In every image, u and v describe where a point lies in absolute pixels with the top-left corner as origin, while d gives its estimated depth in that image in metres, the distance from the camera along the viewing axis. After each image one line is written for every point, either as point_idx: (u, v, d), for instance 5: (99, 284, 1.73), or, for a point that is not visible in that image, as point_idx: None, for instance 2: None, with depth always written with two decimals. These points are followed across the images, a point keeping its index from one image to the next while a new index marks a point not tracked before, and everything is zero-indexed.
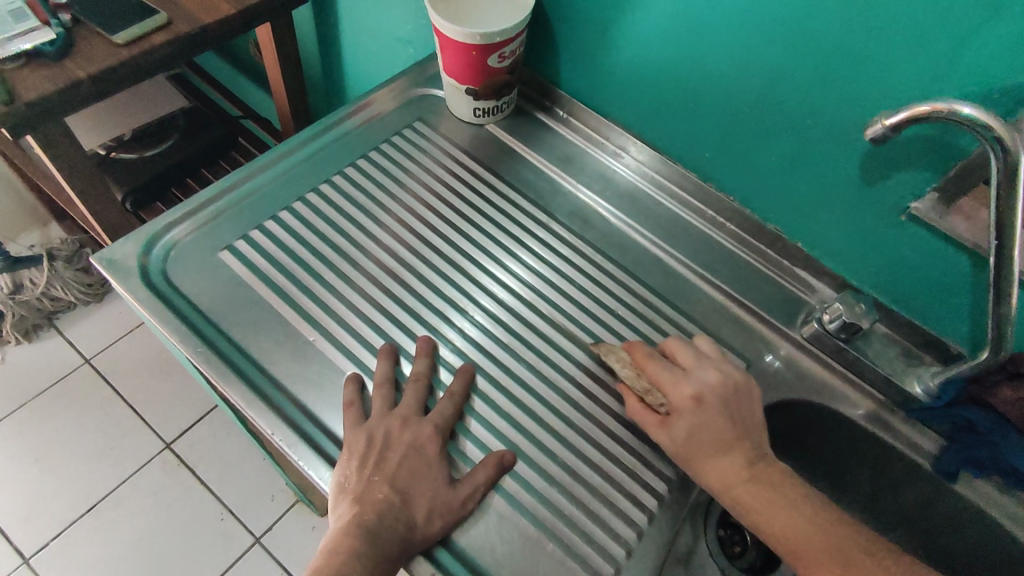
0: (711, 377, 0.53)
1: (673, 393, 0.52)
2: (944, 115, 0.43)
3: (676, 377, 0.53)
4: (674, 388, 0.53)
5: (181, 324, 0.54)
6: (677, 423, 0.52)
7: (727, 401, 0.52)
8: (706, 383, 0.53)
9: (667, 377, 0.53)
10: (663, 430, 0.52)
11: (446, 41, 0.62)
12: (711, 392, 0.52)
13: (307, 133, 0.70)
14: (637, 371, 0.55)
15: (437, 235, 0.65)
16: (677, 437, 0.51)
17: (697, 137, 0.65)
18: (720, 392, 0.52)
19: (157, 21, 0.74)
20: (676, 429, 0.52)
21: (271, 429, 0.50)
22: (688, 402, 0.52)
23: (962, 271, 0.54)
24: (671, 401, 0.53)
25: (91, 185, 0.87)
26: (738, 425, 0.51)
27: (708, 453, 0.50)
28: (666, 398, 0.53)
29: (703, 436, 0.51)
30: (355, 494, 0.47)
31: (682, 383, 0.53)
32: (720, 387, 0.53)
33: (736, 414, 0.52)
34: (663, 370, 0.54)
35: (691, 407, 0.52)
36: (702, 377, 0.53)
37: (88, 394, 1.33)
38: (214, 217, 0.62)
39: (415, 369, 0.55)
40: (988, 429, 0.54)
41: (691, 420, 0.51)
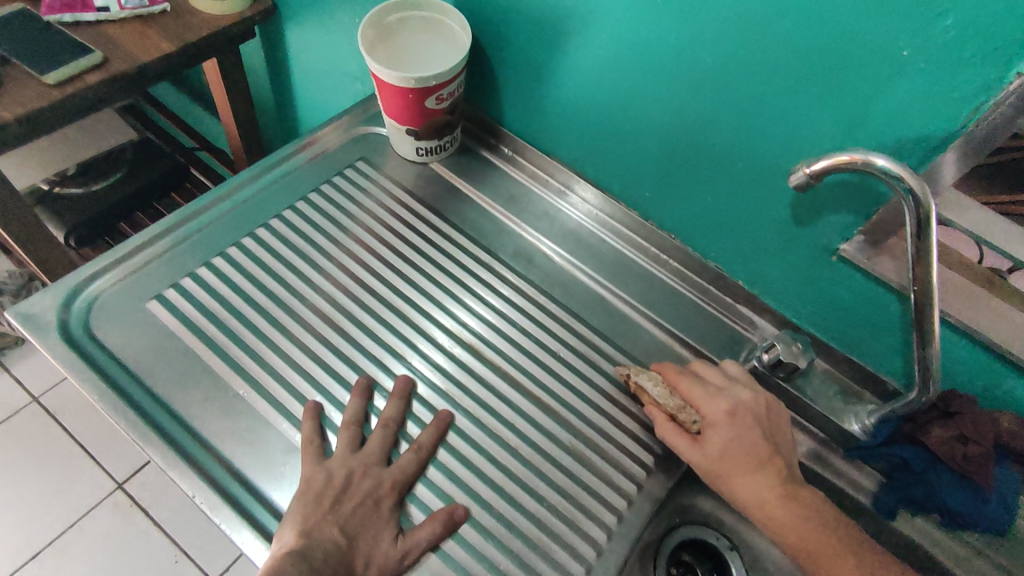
0: (744, 395, 0.55)
1: (708, 409, 0.54)
2: (859, 166, 0.43)
3: (710, 393, 0.55)
4: (709, 404, 0.55)
5: (100, 380, 0.52)
6: (711, 438, 0.53)
7: (759, 417, 0.54)
8: (741, 401, 0.55)
9: (701, 395, 0.55)
10: (695, 446, 0.53)
11: (382, 84, 0.62)
12: (744, 407, 0.54)
13: (248, 175, 0.68)
14: (669, 390, 0.57)
15: (377, 278, 0.64)
16: (711, 453, 0.53)
17: (637, 177, 0.65)
18: (753, 409, 0.54)
19: (92, 60, 0.72)
20: (708, 445, 0.53)
21: (193, 491, 0.49)
22: (723, 417, 0.53)
23: (890, 310, 0.55)
24: (705, 417, 0.54)
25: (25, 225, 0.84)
26: (772, 441, 0.53)
27: (752, 467, 0.51)
28: (699, 415, 0.55)
29: (736, 450, 0.52)
30: (306, 528, 0.47)
31: (717, 398, 0.55)
32: (752, 404, 0.54)
33: (772, 430, 0.54)
34: (696, 387, 0.56)
35: (724, 421, 0.53)
36: (735, 394, 0.55)
37: (35, 434, 1.27)
38: (142, 266, 0.60)
39: (347, 412, 0.54)
40: (921, 468, 0.54)
41: (727, 432, 0.53)
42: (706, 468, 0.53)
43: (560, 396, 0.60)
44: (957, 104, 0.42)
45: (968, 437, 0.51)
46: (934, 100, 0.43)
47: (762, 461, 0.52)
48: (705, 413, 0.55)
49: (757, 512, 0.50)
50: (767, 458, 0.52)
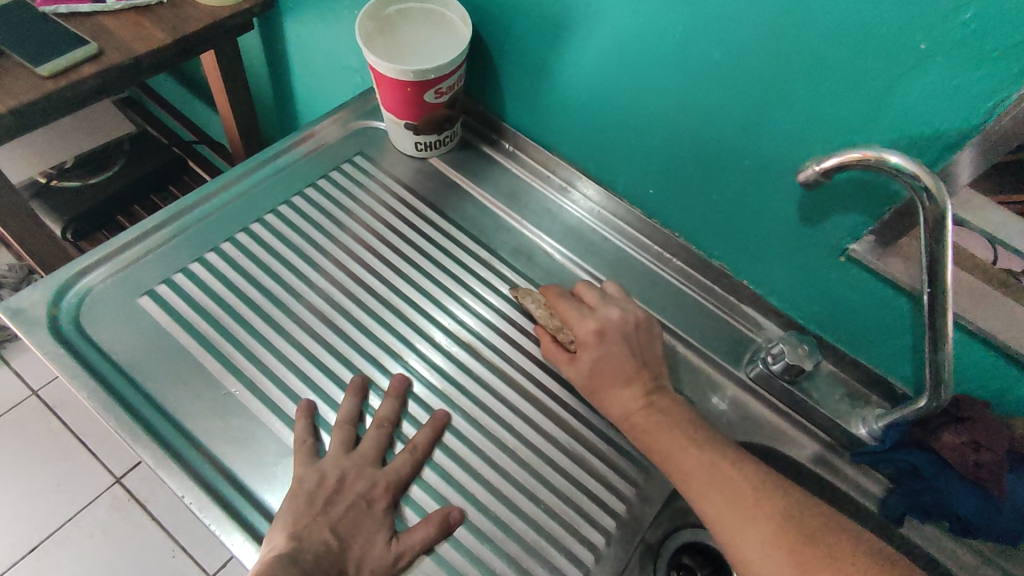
0: (613, 313, 0.57)
1: (579, 330, 0.56)
2: (871, 164, 0.42)
3: (581, 314, 0.57)
4: (580, 323, 0.56)
5: (88, 376, 0.51)
6: (584, 357, 0.55)
7: (627, 335, 0.56)
8: (610, 320, 0.56)
9: (574, 316, 0.57)
10: (571, 364, 0.56)
11: (380, 77, 0.60)
12: (612, 327, 0.56)
13: (244, 168, 0.67)
14: (550, 312, 0.59)
15: (374, 275, 0.63)
16: (583, 370, 0.55)
17: (640, 173, 0.64)
18: (623, 328, 0.56)
19: (86, 52, 0.71)
20: (581, 362, 0.55)
21: (182, 491, 0.48)
22: (590, 336, 0.55)
23: (900, 312, 0.53)
24: (578, 336, 0.56)
25: None
26: (641, 357, 0.55)
27: (619, 383, 0.54)
28: (574, 335, 0.57)
29: (606, 367, 0.54)
30: (296, 530, 0.46)
31: (588, 319, 0.56)
32: (619, 323, 0.56)
33: (640, 346, 0.56)
34: (571, 308, 0.57)
35: (593, 340, 0.55)
36: (606, 314, 0.57)
37: (33, 428, 1.27)
38: (135, 262, 0.59)
39: (341, 413, 0.53)
40: (930, 474, 0.53)
41: (594, 352, 0.55)
42: (582, 384, 0.55)
43: (560, 397, 0.58)
44: (975, 99, 0.41)
45: (981, 443, 0.49)
46: (950, 95, 0.42)
47: (632, 374, 0.54)
48: (577, 333, 0.56)
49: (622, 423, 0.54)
50: (635, 372, 0.55)
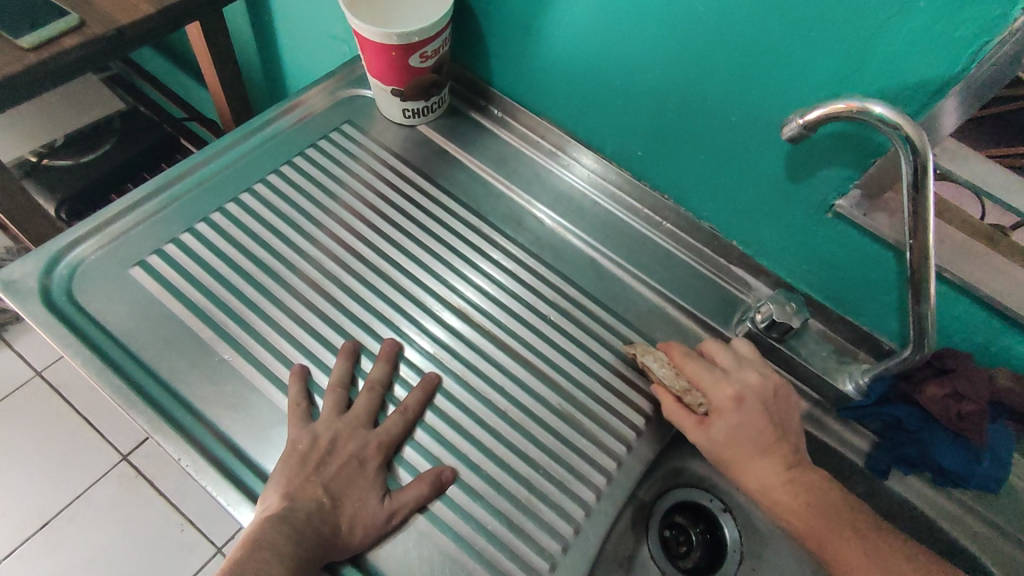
0: (750, 377, 0.54)
1: (716, 395, 0.53)
2: (854, 114, 0.42)
3: (717, 377, 0.54)
4: (715, 387, 0.54)
5: (82, 344, 0.51)
6: (718, 423, 0.53)
7: (768, 403, 0.53)
8: (747, 384, 0.54)
9: (707, 379, 0.54)
10: (700, 429, 0.53)
11: (364, 42, 0.60)
12: (751, 392, 0.53)
13: (232, 139, 0.67)
14: (675, 372, 0.56)
15: (364, 243, 0.64)
16: (716, 437, 0.53)
17: (630, 135, 0.63)
18: (761, 393, 0.53)
19: (68, 23, 0.70)
20: (714, 429, 0.53)
21: (178, 455, 0.48)
22: (729, 401, 0.53)
23: (886, 267, 0.54)
24: (712, 402, 0.53)
25: None
26: (781, 428, 0.53)
27: (758, 453, 0.52)
28: (706, 399, 0.54)
29: (743, 437, 0.52)
30: (289, 490, 0.47)
31: (724, 383, 0.54)
32: (759, 388, 0.54)
33: (780, 414, 0.54)
34: (702, 370, 0.55)
35: (731, 406, 0.53)
36: (742, 378, 0.54)
37: (39, 408, 1.29)
38: (125, 232, 0.59)
39: (335, 376, 0.54)
40: (915, 427, 0.53)
41: (732, 418, 0.52)
42: (712, 451, 0.53)
43: (550, 358, 0.59)
44: (960, 45, 0.40)
45: (964, 394, 0.50)
46: (935, 42, 0.41)
47: (771, 444, 0.52)
48: (712, 398, 0.54)
49: (758, 495, 0.51)
50: (776, 443, 0.52)
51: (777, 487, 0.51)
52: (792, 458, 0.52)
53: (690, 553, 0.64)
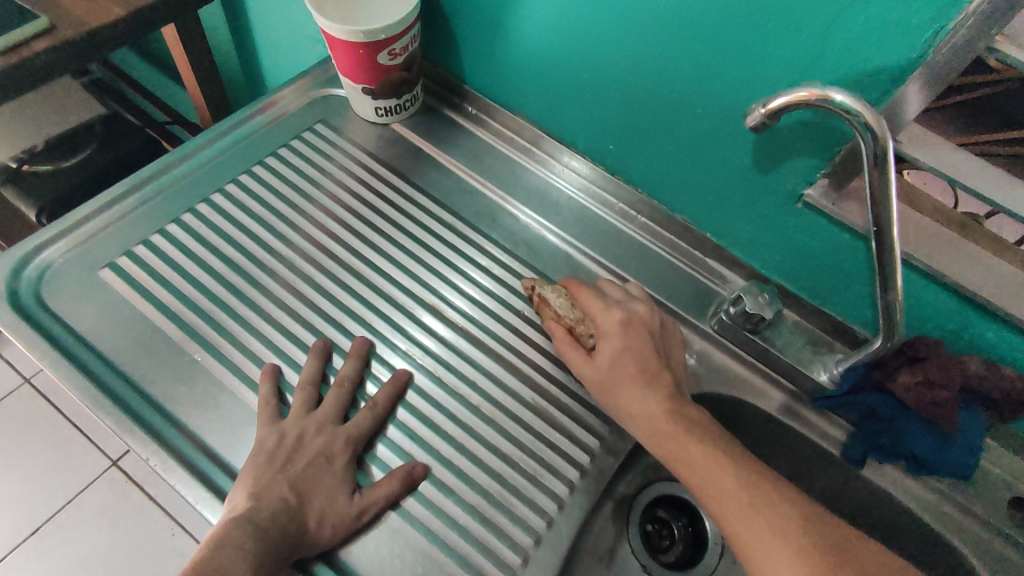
0: (639, 308, 0.56)
1: (603, 321, 0.55)
2: (814, 102, 0.42)
3: (606, 307, 0.56)
4: (604, 316, 0.55)
5: (48, 346, 0.51)
6: (604, 352, 0.54)
7: (651, 331, 0.55)
8: (635, 313, 0.56)
9: (597, 307, 0.56)
10: (587, 360, 0.54)
11: (331, 40, 0.60)
12: (637, 320, 0.55)
13: (203, 139, 0.67)
14: (571, 303, 0.57)
15: (336, 241, 0.63)
16: (602, 365, 0.53)
17: (601, 129, 0.63)
18: (647, 322, 0.55)
19: (38, 28, 0.70)
20: (600, 358, 0.54)
21: (148, 455, 0.48)
22: (614, 327, 0.54)
23: (856, 255, 0.54)
24: (600, 330, 0.55)
25: None
26: (664, 358, 0.54)
27: (641, 382, 0.52)
28: (596, 329, 0.55)
29: (628, 362, 0.53)
30: (254, 489, 0.46)
31: (613, 309, 0.55)
32: (646, 318, 0.55)
33: (664, 346, 0.55)
34: (594, 300, 0.56)
35: (617, 331, 0.54)
36: (630, 308, 0.56)
37: (27, 416, 1.28)
38: (95, 235, 0.59)
39: (304, 375, 0.54)
40: (889, 416, 0.53)
41: (619, 343, 0.53)
42: (596, 378, 0.53)
43: (523, 353, 0.59)
44: (917, 31, 0.40)
45: (935, 381, 0.50)
46: (892, 28, 0.41)
47: (653, 375, 0.53)
48: (600, 325, 0.55)
49: (636, 420, 0.51)
50: (658, 373, 0.53)
51: (658, 419, 0.50)
52: (676, 392, 0.52)
53: (671, 548, 0.64)
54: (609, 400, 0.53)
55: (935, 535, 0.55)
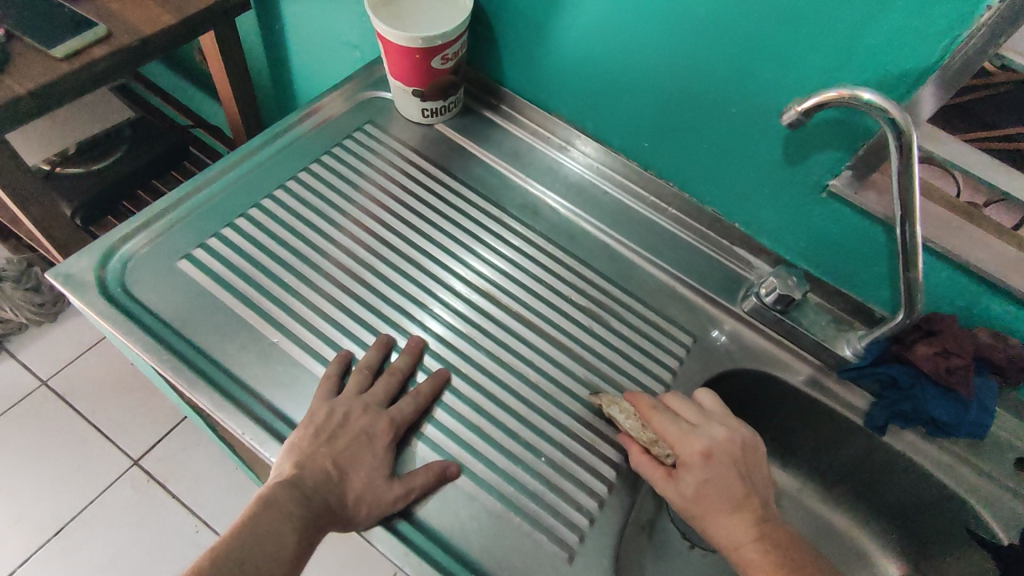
0: (717, 432, 0.54)
1: (682, 449, 0.53)
2: (847, 100, 0.47)
3: (686, 432, 0.54)
4: (682, 441, 0.53)
5: (145, 335, 0.56)
6: (685, 476, 0.52)
7: (734, 458, 0.53)
8: (715, 440, 0.54)
9: (674, 432, 0.54)
10: (669, 482, 0.53)
11: (390, 46, 0.64)
12: (719, 448, 0.53)
13: (261, 140, 0.71)
14: (642, 424, 0.56)
15: (392, 233, 0.68)
16: (686, 493, 0.52)
17: (636, 128, 0.68)
18: (729, 449, 0.53)
19: (97, 34, 0.73)
20: (683, 483, 0.52)
21: (241, 429, 0.53)
22: (696, 458, 0.52)
23: (876, 241, 0.59)
24: (680, 455, 0.53)
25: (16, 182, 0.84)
26: (748, 480, 0.53)
27: (721, 510, 0.51)
28: (675, 452, 0.54)
29: (710, 492, 0.51)
30: (299, 457, 0.50)
31: (692, 437, 0.53)
32: (726, 443, 0.54)
33: (748, 467, 0.54)
34: (669, 423, 0.55)
35: (698, 462, 0.52)
36: (710, 432, 0.54)
37: (46, 417, 1.28)
38: (169, 229, 0.64)
39: (365, 359, 0.58)
40: (908, 383, 0.59)
41: (699, 474, 0.52)
42: (682, 505, 0.52)
43: (570, 334, 0.65)
44: (937, 38, 0.46)
45: (951, 351, 0.56)
46: (914, 36, 0.47)
47: (739, 500, 0.51)
48: (679, 450, 0.54)
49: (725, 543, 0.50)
50: (743, 497, 0.51)
51: (745, 544, 0.50)
52: (760, 510, 0.51)
53: None
54: (699, 440, 0.53)
55: (949, 493, 0.61)
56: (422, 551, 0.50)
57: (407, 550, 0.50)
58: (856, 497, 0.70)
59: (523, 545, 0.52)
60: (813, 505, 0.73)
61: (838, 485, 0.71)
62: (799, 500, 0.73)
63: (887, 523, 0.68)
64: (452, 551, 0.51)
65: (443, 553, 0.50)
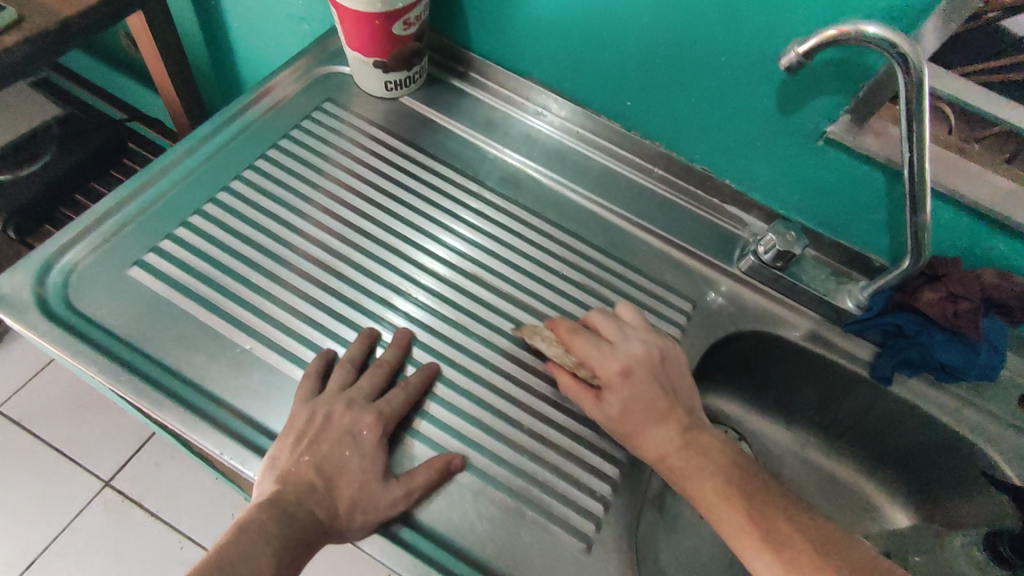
0: (636, 348, 0.52)
1: (602, 369, 0.51)
2: (851, 37, 0.44)
3: (602, 351, 0.52)
4: (601, 362, 0.51)
5: (96, 352, 0.50)
6: (621, 404, 0.51)
7: (655, 369, 0.52)
8: (633, 355, 0.52)
9: (593, 354, 0.52)
10: (597, 404, 0.52)
11: (345, 13, 0.58)
12: (638, 363, 0.51)
13: (210, 127, 0.65)
14: (564, 348, 0.54)
15: (363, 218, 0.63)
16: (611, 412, 0.51)
17: (617, 86, 0.64)
18: (648, 363, 0.52)
19: (6, 18, 0.65)
20: (609, 404, 0.51)
21: (220, 449, 0.48)
22: (615, 376, 0.51)
23: (877, 186, 0.57)
24: (601, 376, 0.51)
25: None
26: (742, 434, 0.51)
27: (657, 430, 0.50)
28: (595, 373, 0.52)
29: (638, 408, 0.50)
30: (281, 472, 0.46)
31: (609, 357, 0.51)
32: (645, 357, 0.52)
33: (670, 378, 0.52)
34: (589, 345, 0.52)
35: (619, 381, 0.51)
36: (629, 349, 0.52)
37: (2, 446, 1.19)
38: (115, 234, 0.57)
39: (348, 353, 0.53)
40: (914, 331, 0.58)
41: (622, 393, 0.50)
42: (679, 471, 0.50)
43: (566, 311, 0.61)
44: None
45: (958, 295, 0.55)
46: None
47: (665, 411, 0.51)
48: (599, 373, 0.52)
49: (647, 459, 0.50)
50: (667, 408, 0.51)
51: None
52: (687, 420, 0.51)
53: None
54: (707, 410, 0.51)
55: (957, 438, 0.60)
56: (429, 557, 0.46)
57: (415, 559, 0.46)
58: (861, 448, 0.69)
59: (538, 540, 0.49)
60: (817, 457, 0.72)
61: (842, 438, 0.70)
62: (803, 455, 0.72)
63: (893, 473, 0.68)
64: (463, 554, 0.47)
65: (453, 558, 0.47)
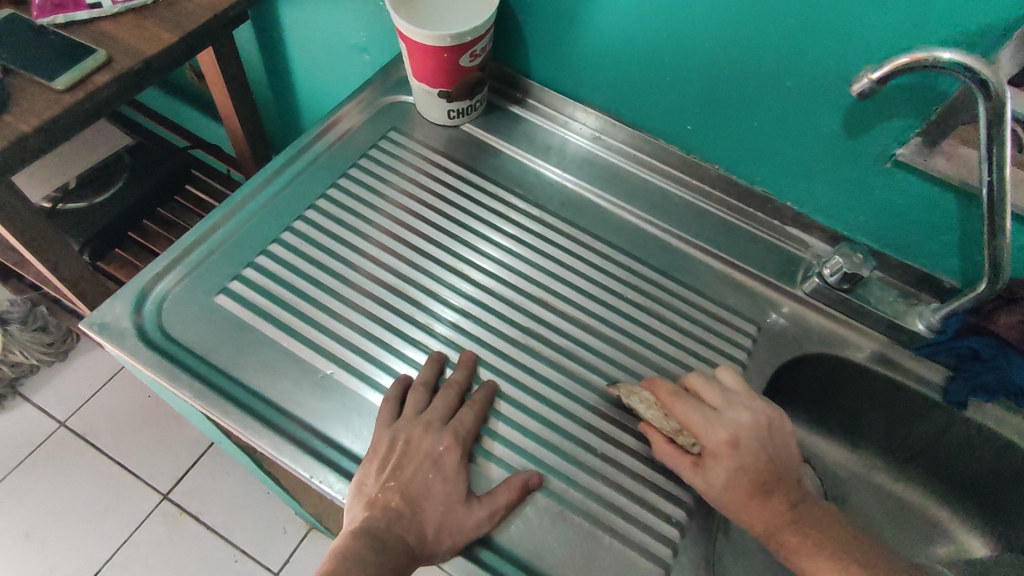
0: (743, 416, 0.52)
1: (709, 438, 0.50)
2: (925, 63, 0.44)
3: (710, 420, 0.51)
4: (709, 431, 0.51)
5: (191, 378, 0.53)
6: (713, 467, 0.50)
7: (762, 441, 0.51)
8: (740, 424, 0.51)
9: (699, 422, 0.51)
10: (697, 473, 0.50)
11: (415, 48, 0.60)
12: (745, 434, 0.51)
13: (284, 159, 0.68)
14: (664, 413, 0.53)
15: (430, 243, 0.65)
16: (715, 483, 0.50)
17: (677, 111, 0.65)
18: (755, 433, 0.51)
19: (96, 60, 0.69)
20: (712, 474, 0.50)
21: (309, 472, 0.50)
22: (725, 446, 0.50)
23: (951, 209, 0.56)
24: (705, 444, 0.51)
25: (25, 224, 0.81)
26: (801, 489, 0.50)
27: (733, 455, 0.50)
28: (699, 441, 0.51)
29: (745, 479, 0.49)
30: (369, 498, 0.47)
31: (717, 426, 0.51)
32: (753, 428, 0.51)
33: (774, 451, 0.51)
34: (694, 413, 0.52)
35: (727, 450, 0.50)
36: (735, 417, 0.52)
37: (70, 459, 1.24)
38: (201, 263, 0.61)
39: (420, 377, 0.55)
40: (991, 355, 0.57)
41: (732, 462, 0.50)
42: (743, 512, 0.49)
43: (629, 333, 0.62)
44: None
45: None
46: None
47: (770, 485, 0.49)
48: (705, 440, 0.51)
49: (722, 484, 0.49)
50: (773, 482, 0.50)
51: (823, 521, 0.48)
52: (793, 496, 0.50)
53: None
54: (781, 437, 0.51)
55: None
56: None
57: None
58: (934, 474, 0.67)
59: (616, 564, 0.49)
60: (885, 483, 0.70)
61: (911, 462, 0.68)
62: (868, 478, 0.71)
63: (967, 499, 0.66)
64: None
65: None
